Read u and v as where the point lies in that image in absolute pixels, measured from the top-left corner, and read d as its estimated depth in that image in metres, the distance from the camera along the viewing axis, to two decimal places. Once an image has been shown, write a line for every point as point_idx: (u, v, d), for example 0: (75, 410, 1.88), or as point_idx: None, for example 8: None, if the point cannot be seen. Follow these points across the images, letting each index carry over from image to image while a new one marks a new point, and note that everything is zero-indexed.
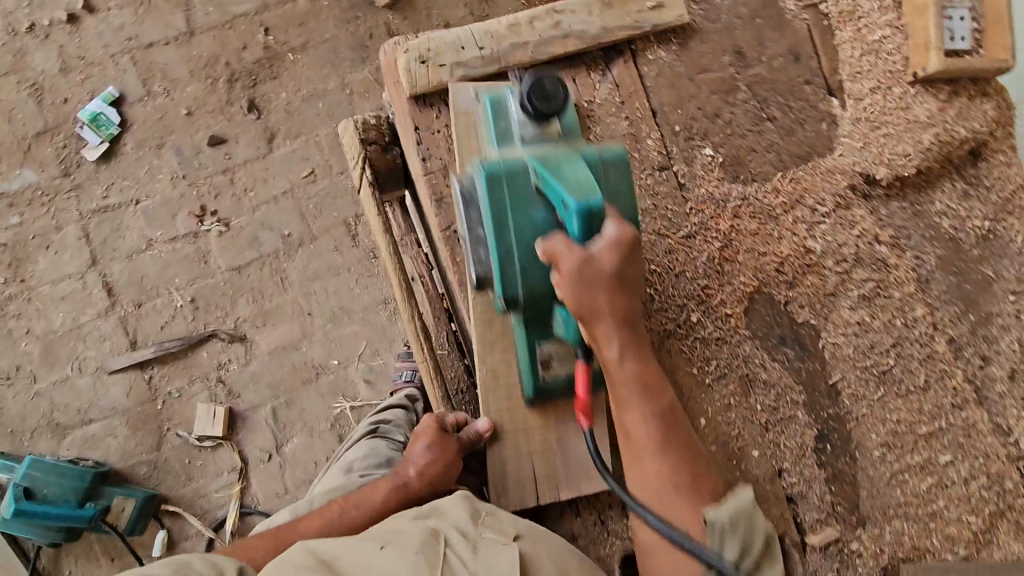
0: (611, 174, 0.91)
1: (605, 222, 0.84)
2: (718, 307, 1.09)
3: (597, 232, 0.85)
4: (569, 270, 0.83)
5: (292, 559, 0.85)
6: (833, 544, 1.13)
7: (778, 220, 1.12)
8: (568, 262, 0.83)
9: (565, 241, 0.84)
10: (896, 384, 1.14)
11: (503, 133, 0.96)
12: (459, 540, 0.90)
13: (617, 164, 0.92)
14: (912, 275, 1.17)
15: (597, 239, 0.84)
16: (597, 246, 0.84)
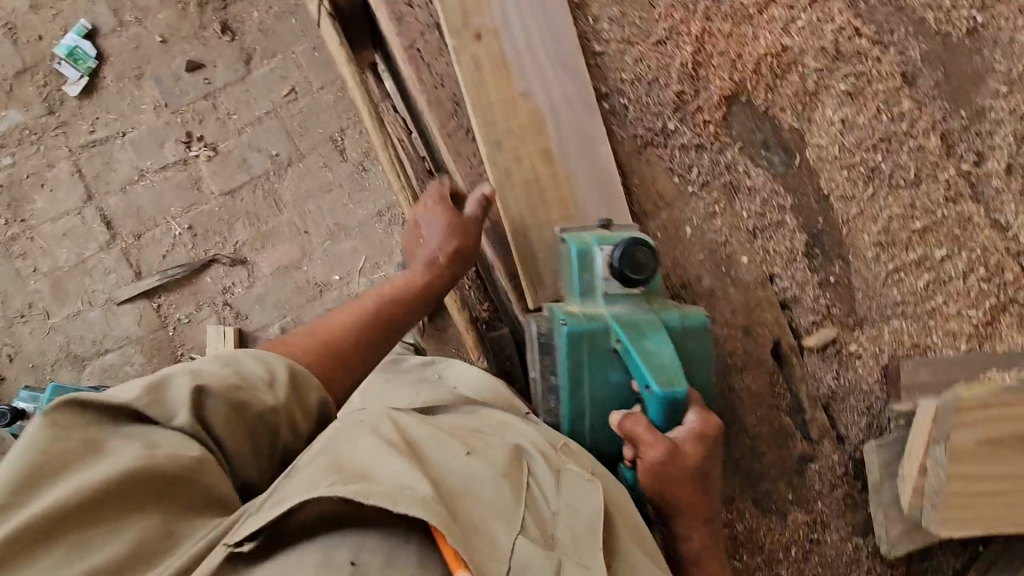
0: (691, 343, 0.90)
1: (688, 413, 0.84)
2: (695, 113, 1.07)
3: (679, 421, 0.84)
4: (651, 465, 0.82)
5: (369, 431, 0.68)
6: (830, 346, 1.13)
7: (751, 19, 1.09)
8: (651, 458, 0.82)
9: (647, 427, 0.83)
10: (885, 181, 1.12)
11: (586, 286, 0.92)
12: (542, 468, 0.75)
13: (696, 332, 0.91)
14: (897, 70, 1.13)
15: (677, 427, 0.84)
16: (678, 437, 0.83)
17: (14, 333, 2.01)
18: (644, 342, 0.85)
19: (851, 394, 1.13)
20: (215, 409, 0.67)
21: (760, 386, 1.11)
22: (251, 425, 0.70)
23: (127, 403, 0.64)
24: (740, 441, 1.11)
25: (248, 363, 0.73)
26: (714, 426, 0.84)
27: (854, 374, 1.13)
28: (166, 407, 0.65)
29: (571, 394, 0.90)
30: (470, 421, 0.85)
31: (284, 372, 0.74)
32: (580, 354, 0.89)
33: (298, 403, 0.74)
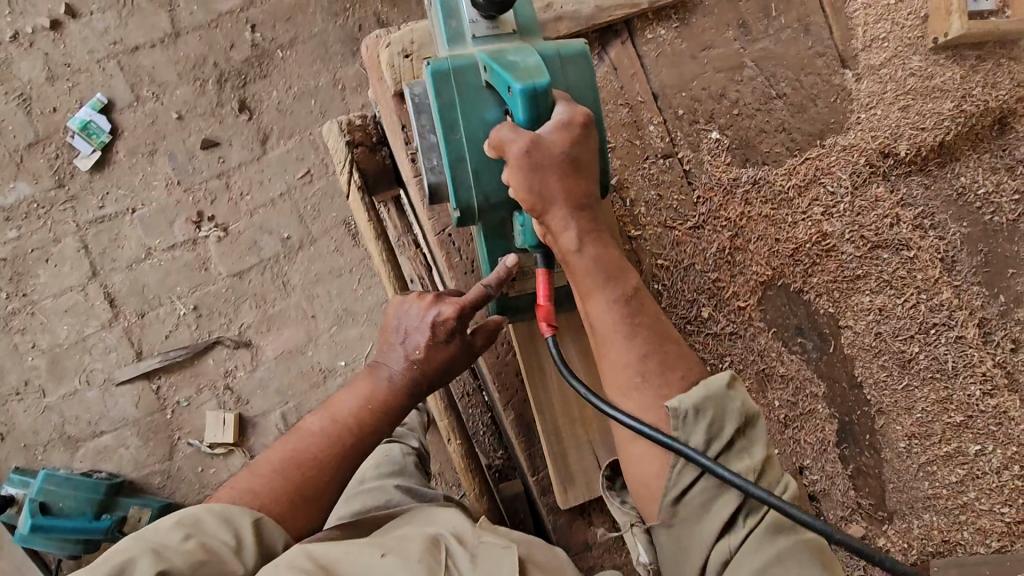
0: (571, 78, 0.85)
1: (552, 103, 0.77)
2: (730, 300, 1.04)
3: (547, 116, 0.77)
4: (515, 154, 0.75)
5: (281, 564, 0.67)
6: (859, 541, 1.08)
7: (790, 205, 1.06)
8: (513, 145, 0.75)
9: (511, 127, 0.76)
10: (920, 371, 1.09)
11: (454, 37, 0.86)
12: (457, 547, 0.76)
13: (575, 59, 0.84)
14: (937, 257, 1.10)
15: (546, 123, 0.77)
16: (545, 129, 0.76)
17: (7, 410, 1.95)
18: (504, 54, 0.79)
19: None
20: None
21: None
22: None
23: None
24: None
25: (212, 528, 0.70)
26: (583, 116, 0.78)
27: None
28: None
29: (451, 150, 0.81)
30: (399, 522, 0.85)
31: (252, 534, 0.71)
32: (450, 93, 0.81)
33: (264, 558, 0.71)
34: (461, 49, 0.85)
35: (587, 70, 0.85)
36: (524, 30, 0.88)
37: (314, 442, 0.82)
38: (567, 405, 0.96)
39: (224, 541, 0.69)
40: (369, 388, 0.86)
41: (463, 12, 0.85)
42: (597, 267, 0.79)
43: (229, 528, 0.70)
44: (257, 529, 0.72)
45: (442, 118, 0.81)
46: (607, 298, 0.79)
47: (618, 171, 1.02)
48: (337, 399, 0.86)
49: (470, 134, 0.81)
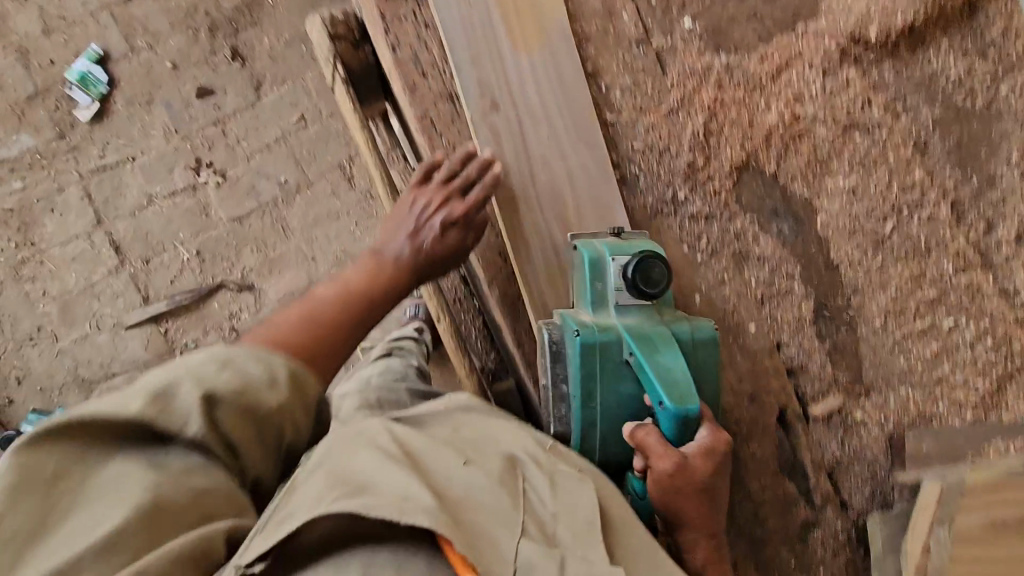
0: (701, 354, 0.90)
1: (698, 430, 0.84)
2: (705, 182, 1.08)
3: (691, 437, 0.85)
4: (663, 472, 0.82)
5: (365, 445, 0.68)
6: (836, 415, 1.13)
7: (762, 90, 1.09)
8: (663, 466, 0.82)
9: (661, 442, 0.83)
10: (893, 250, 1.13)
11: (599, 298, 0.91)
12: (539, 473, 0.70)
13: (707, 344, 0.90)
14: (909, 139, 1.13)
15: (690, 443, 0.84)
16: (689, 450, 0.83)
17: (23, 355, 2.02)
18: (662, 359, 0.84)
19: (856, 462, 1.13)
20: (220, 421, 0.67)
21: (765, 453, 1.11)
22: (258, 420, 0.70)
23: (150, 405, 0.64)
24: (744, 508, 1.11)
25: (247, 364, 0.72)
26: (724, 442, 0.85)
27: (859, 442, 1.13)
28: (173, 416, 0.64)
29: (583, 392, 0.88)
30: (462, 425, 0.81)
31: (286, 373, 0.73)
32: (592, 382, 0.88)
33: (301, 396, 0.75)
34: (604, 316, 0.91)
35: (714, 353, 0.90)
36: (662, 305, 0.93)
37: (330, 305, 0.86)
38: (555, 278, 0.99)
39: (259, 374, 0.72)
40: (376, 262, 0.93)
41: (609, 279, 0.91)
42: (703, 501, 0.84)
43: (261, 364, 0.73)
44: (293, 369, 0.75)
45: (581, 385, 0.88)
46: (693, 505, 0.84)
47: (593, 58, 1.05)
48: (349, 272, 0.91)
49: (606, 403, 0.89)
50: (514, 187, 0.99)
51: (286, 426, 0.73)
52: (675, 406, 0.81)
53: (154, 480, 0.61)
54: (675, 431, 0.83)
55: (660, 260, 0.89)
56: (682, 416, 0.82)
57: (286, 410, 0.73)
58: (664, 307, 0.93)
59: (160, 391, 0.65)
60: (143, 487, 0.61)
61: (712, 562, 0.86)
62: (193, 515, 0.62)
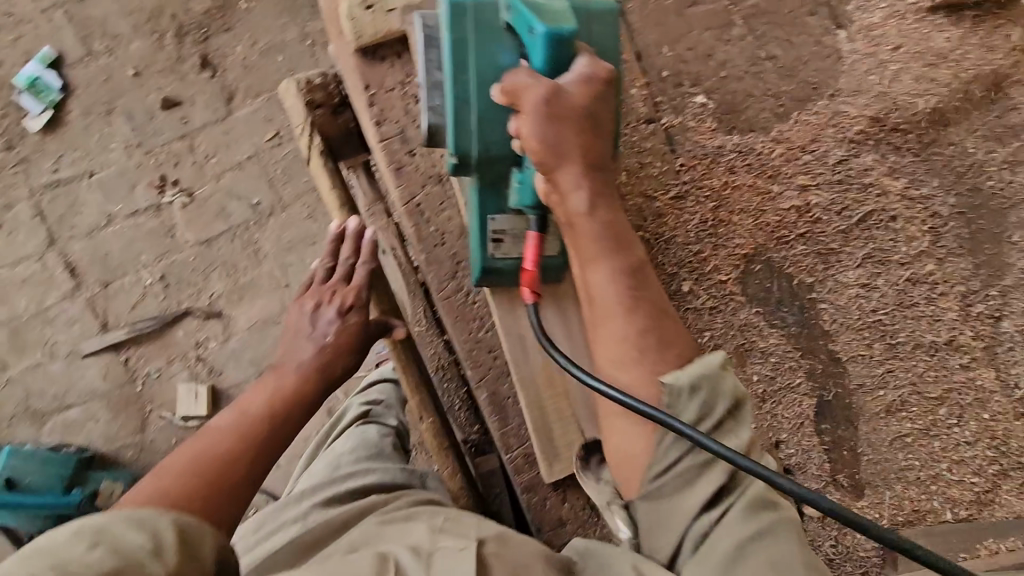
0: (594, 27, 0.76)
1: (574, 57, 0.71)
2: (711, 274, 1.01)
3: (567, 68, 0.71)
4: (536, 104, 0.68)
5: None
6: None
7: (778, 176, 1.02)
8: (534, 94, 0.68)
9: (531, 74, 0.70)
10: (899, 347, 1.08)
11: None
12: None
13: (604, 16, 0.77)
14: (924, 229, 1.08)
15: (567, 75, 0.71)
16: (566, 81, 0.70)
17: None
18: None
19: (848, 560, 1.10)
20: None
21: None
22: None
23: None
24: None
25: (121, 531, 0.56)
26: (606, 72, 0.72)
27: (852, 540, 1.10)
28: None
29: (454, 59, 0.74)
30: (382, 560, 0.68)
31: (172, 533, 0.58)
32: (463, 29, 0.74)
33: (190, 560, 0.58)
34: None
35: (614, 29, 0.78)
36: None
37: (224, 436, 0.76)
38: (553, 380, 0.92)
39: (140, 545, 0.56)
40: (274, 381, 0.85)
41: None
42: (606, 234, 0.73)
43: (144, 531, 0.57)
44: (183, 532, 0.59)
45: (452, 55, 0.74)
46: (581, 183, 0.72)
47: None
48: (246, 399, 0.83)
49: (480, 74, 0.74)
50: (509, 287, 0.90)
51: None
52: (546, 26, 0.68)
53: None
54: (547, 59, 0.70)
55: None
56: (555, 38, 0.68)
57: None
58: None
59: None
60: None
61: (601, 202, 0.74)
62: None
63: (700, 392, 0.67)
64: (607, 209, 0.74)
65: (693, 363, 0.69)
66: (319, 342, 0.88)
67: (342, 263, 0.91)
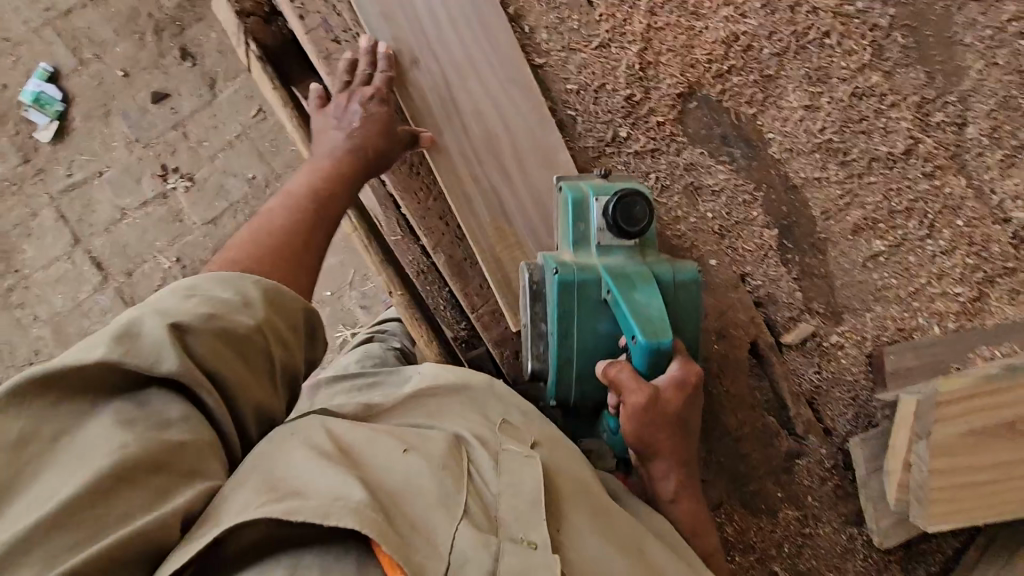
0: (680, 295, 0.89)
1: (671, 361, 0.81)
2: (648, 117, 1.04)
3: (664, 369, 0.82)
4: (633, 405, 0.79)
5: (298, 436, 0.65)
6: (811, 341, 1.10)
7: (700, 11, 1.03)
8: (634, 398, 0.78)
9: (631, 375, 0.80)
10: (854, 165, 1.08)
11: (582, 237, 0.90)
12: (481, 452, 0.72)
13: (688, 285, 0.89)
14: (863, 41, 1.06)
15: (662, 376, 0.81)
16: (661, 384, 0.80)
17: None
18: (633, 295, 0.83)
19: (836, 387, 1.11)
20: (194, 354, 0.61)
21: (740, 389, 1.09)
22: (236, 348, 0.65)
23: (116, 346, 0.57)
24: (725, 446, 1.10)
25: (214, 289, 0.66)
26: (696, 374, 0.82)
27: (837, 366, 1.10)
28: (143, 357, 0.58)
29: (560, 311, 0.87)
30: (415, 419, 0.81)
31: (259, 294, 0.68)
32: (569, 312, 0.87)
33: (277, 315, 0.69)
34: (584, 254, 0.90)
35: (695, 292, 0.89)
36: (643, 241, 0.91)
37: (277, 216, 0.79)
38: (504, 232, 0.98)
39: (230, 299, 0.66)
40: (317, 167, 0.86)
41: (591, 216, 0.90)
42: (687, 503, 0.85)
43: (232, 288, 0.67)
44: (266, 290, 0.69)
45: (557, 311, 0.87)
46: (668, 459, 0.84)
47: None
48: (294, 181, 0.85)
49: (581, 336, 0.88)
50: (447, 146, 0.96)
51: (270, 350, 0.68)
52: (646, 339, 0.79)
53: (124, 436, 0.54)
54: (646, 362, 0.81)
55: (643, 198, 0.86)
56: (654, 350, 0.79)
57: (267, 330, 0.67)
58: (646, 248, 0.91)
59: (169, 326, 0.60)
60: (117, 445, 0.54)
61: (685, 489, 0.86)
62: (158, 478, 0.56)
63: None
64: (687, 487, 0.86)
65: None
66: (346, 130, 0.88)
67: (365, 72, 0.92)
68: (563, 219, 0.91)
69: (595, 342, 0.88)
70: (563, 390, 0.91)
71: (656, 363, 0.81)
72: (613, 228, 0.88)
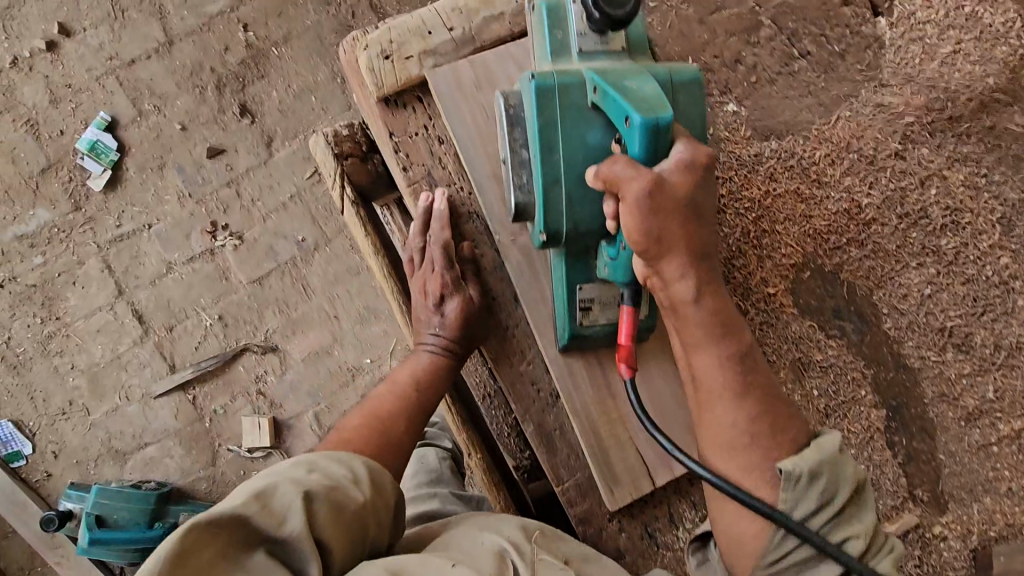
0: (679, 101, 0.74)
1: (672, 144, 0.67)
2: (758, 287, 0.96)
3: (664, 154, 0.67)
4: (634, 197, 0.65)
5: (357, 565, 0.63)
6: (913, 531, 1.02)
7: (822, 179, 0.97)
8: (631, 188, 0.65)
9: (626, 163, 0.66)
10: (976, 349, 1.00)
11: (559, 49, 0.77)
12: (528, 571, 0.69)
13: (688, 85, 0.75)
14: (994, 220, 0.99)
15: (665, 161, 0.67)
16: (664, 167, 0.66)
17: (56, 430, 2.02)
18: (620, 81, 0.69)
19: None
20: (318, 520, 0.62)
21: None
22: (349, 523, 0.65)
23: (253, 501, 0.61)
24: None
25: (327, 465, 0.70)
26: (707, 156, 0.68)
27: (940, 559, 1.02)
28: (276, 515, 0.61)
29: (543, 128, 0.73)
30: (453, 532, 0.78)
31: (365, 471, 0.71)
32: (551, 113, 0.73)
33: (380, 496, 0.71)
34: (566, 64, 0.77)
35: (698, 95, 0.75)
36: (635, 47, 0.78)
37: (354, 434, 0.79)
38: (606, 407, 0.91)
39: (342, 475, 0.70)
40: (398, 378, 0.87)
41: (571, 24, 0.76)
42: (714, 323, 0.71)
43: (344, 466, 0.71)
44: (371, 469, 0.73)
45: (539, 135, 0.73)
46: (682, 263, 0.69)
47: None
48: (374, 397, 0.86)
49: (569, 153, 0.73)
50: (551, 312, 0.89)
51: (370, 529, 0.68)
52: (642, 115, 0.64)
53: None
54: (645, 148, 0.66)
55: None
56: (653, 128, 0.64)
57: (370, 508, 0.69)
58: (637, 53, 0.78)
59: (256, 493, 0.62)
60: None
61: (706, 289, 0.71)
62: None
63: (820, 478, 0.66)
64: (711, 294, 0.71)
65: (809, 449, 0.68)
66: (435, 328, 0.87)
67: (432, 236, 0.88)
68: (540, 35, 0.78)
69: (586, 154, 0.74)
70: (553, 222, 0.76)
71: (655, 146, 0.66)
72: (595, 27, 0.74)
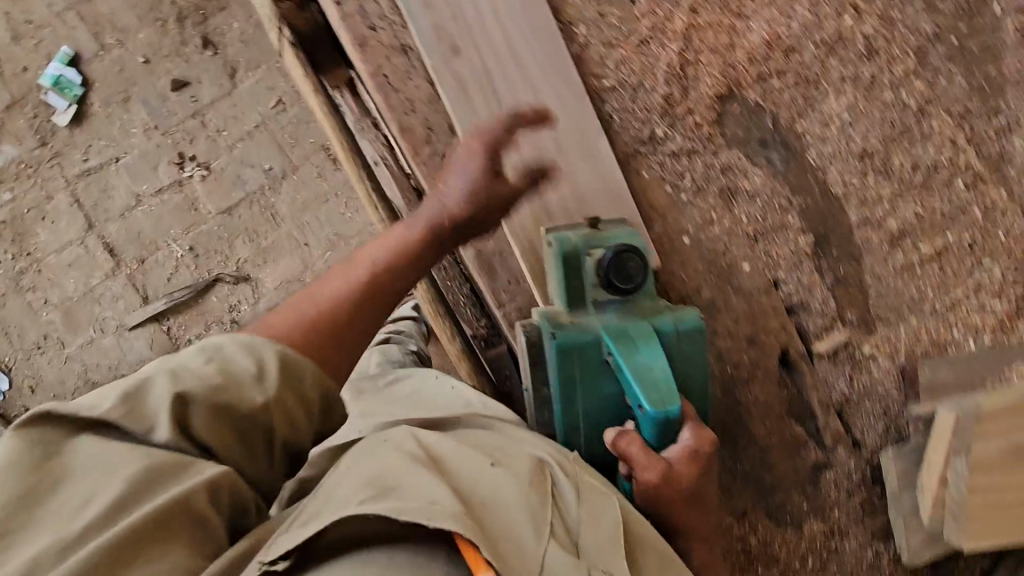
0: (684, 345, 0.85)
1: (680, 430, 0.78)
2: (684, 116, 1.02)
3: (674, 438, 0.79)
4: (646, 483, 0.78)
5: (397, 450, 0.69)
6: (842, 350, 1.07)
7: (744, 11, 1.01)
8: (645, 475, 0.78)
9: (640, 450, 0.79)
10: (897, 173, 1.05)
11: (575, 295, 0.88)
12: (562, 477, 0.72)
13: (693, 335, 0.85)
14: (911, 48, 1.04)
15: (672, 445, 0.79)
16: (671, 455, 0.79)
17: (33, 364, 2.03)
18: (632, 353, 0.80)
19: (866, 398, 1.08)
20: (194, 423, 0.61)
21: (768, 395, 1.07)
22: (240, 422, 0.64)
23: (122, 402, 0.60)
24: (751, 455, 1.07)
25: (232, 352, 0.66)
26: (708, 441, 0.79)
27: (869, 377, 1.08)
28: (145, 415, 0.60)
29: (558, 357, 0.85)
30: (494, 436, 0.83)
31: (275, 361, 0.66)
32: (571, 374, 0.85)
33: (290, 390, 0.67)
34: (582, 315, 0.88)
35: (701, 342, 0.86)
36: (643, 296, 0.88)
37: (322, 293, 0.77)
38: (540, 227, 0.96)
39: (246, 367, 0.66)
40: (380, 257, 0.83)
41: (585, 276, 0.87)
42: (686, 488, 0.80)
43: (251, 356, 0.66)
44: (285, 358, 0.68)
45: (559, 373, 0.85)
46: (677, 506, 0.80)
47: None
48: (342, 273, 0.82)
49: (585, 389, 0.86)
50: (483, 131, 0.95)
51: (277, 425, 0.66)
52: (653, 408, 0.76)
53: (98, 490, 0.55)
54: (655, 433, 0.78)
55: (638, 253, 0.84)
56: (663, 420, 0.76)
57: (275, 405, 0.65)
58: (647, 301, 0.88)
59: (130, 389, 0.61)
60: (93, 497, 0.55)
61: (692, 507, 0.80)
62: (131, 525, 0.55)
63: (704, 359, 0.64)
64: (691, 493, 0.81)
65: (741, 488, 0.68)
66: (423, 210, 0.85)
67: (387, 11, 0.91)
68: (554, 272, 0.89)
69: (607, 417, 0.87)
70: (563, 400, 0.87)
71: (665, 434, 0.78)
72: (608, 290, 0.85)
